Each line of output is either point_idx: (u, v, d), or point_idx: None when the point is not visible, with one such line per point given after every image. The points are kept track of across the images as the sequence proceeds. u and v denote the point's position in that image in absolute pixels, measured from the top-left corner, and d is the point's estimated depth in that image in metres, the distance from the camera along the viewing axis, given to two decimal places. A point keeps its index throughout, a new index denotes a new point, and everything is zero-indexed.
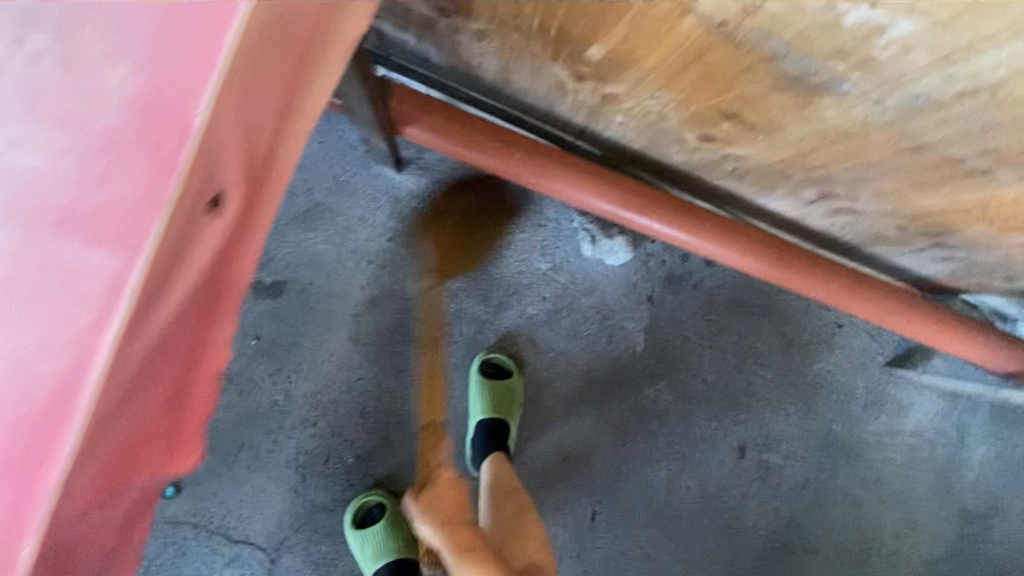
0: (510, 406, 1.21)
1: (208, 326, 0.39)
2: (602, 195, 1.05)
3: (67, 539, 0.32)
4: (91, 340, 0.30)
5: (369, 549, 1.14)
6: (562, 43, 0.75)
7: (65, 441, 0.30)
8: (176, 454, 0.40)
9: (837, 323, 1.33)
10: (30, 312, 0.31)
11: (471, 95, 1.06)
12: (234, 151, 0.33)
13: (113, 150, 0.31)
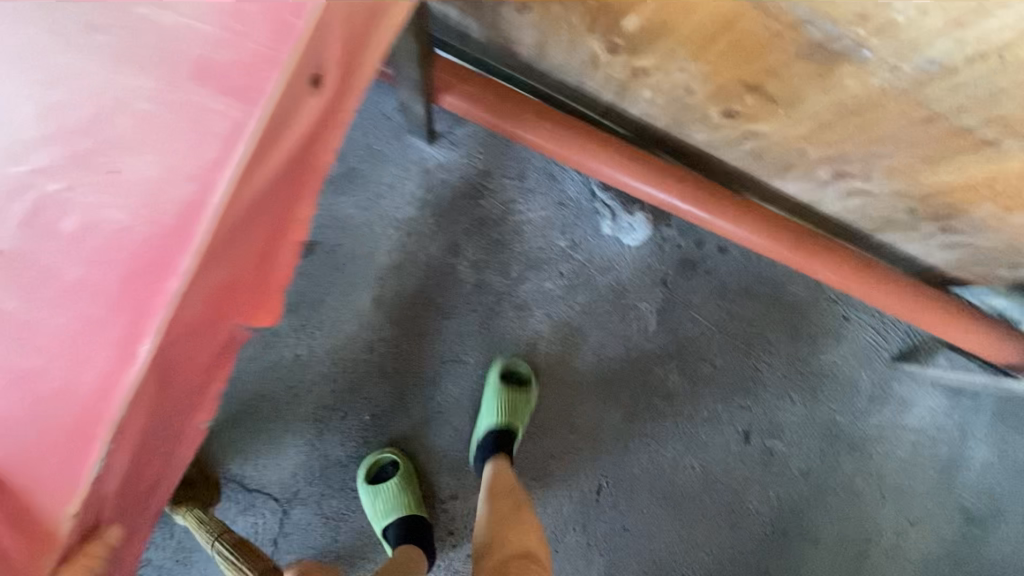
0: (520, 417, 1.23)
1: (296, 199, 0.42)
2: (625, 170, 1.10)
3: (172, 352, 0.38)
4: (212, 175, 0.36)
5: (380, 504, 1.18)
6: (599, 14, 0.80)
7: (184, 258, 0.36)
8: (258, 315, 0.44)
9: (843, 316, 1.37)
10: (158, 147, 0.36)
11: (507, 72, 1.13)
12: (340, 29, 0.37)
13: (241, 11, 0.36)
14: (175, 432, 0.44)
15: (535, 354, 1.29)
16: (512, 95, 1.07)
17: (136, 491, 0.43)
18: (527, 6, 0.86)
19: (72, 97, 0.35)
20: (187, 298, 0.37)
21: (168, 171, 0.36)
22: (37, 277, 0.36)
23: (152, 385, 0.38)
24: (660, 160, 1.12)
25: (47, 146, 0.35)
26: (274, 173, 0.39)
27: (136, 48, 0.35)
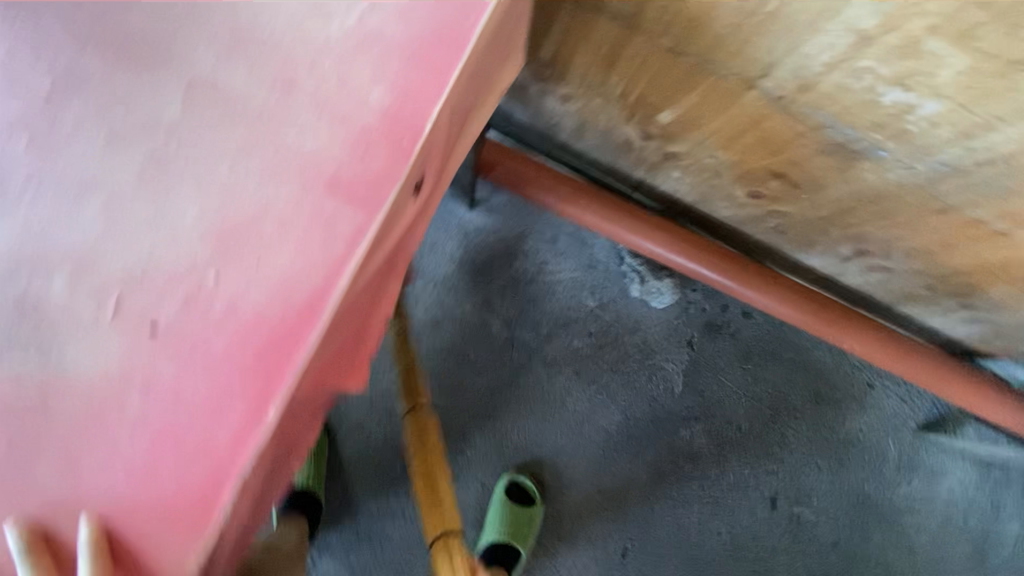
0: (522, 538, 1.22)
1: (389, 278, 0.53)
2: (654, 238, 1.17)
3: (295, 409, 0.46)
4: (338, 264, 0.45)
5: None
6: (636, 108, 0.89)
7: (314, 331, 0.44)
8: (353, 376, 0.53)
9: (868, 383, 1.40)
10: (298, 242, 0.45)
11: (544, 149, 1.24)
12: (437, 149, 0.49)
13: (366, 139, 0.47)
14: (277, 483, 0.51)
15: (563, 411, 1.32)
16: (548, 169, 1.17)
17: (241, 538, 0.49)
18: (570, 97, 0.97)
19: (229, 204, 0.46)
20: (309, 369, 0.45)
21: (302, 264, 0.45)
22: (190, 346, 0.44)
23: (277, 436, 0.45)
24: (685, 230, 1.19)
25: (204, 242, 0.45)
26: (380, 264, 0.48)
27: (279, 165, 0.46)
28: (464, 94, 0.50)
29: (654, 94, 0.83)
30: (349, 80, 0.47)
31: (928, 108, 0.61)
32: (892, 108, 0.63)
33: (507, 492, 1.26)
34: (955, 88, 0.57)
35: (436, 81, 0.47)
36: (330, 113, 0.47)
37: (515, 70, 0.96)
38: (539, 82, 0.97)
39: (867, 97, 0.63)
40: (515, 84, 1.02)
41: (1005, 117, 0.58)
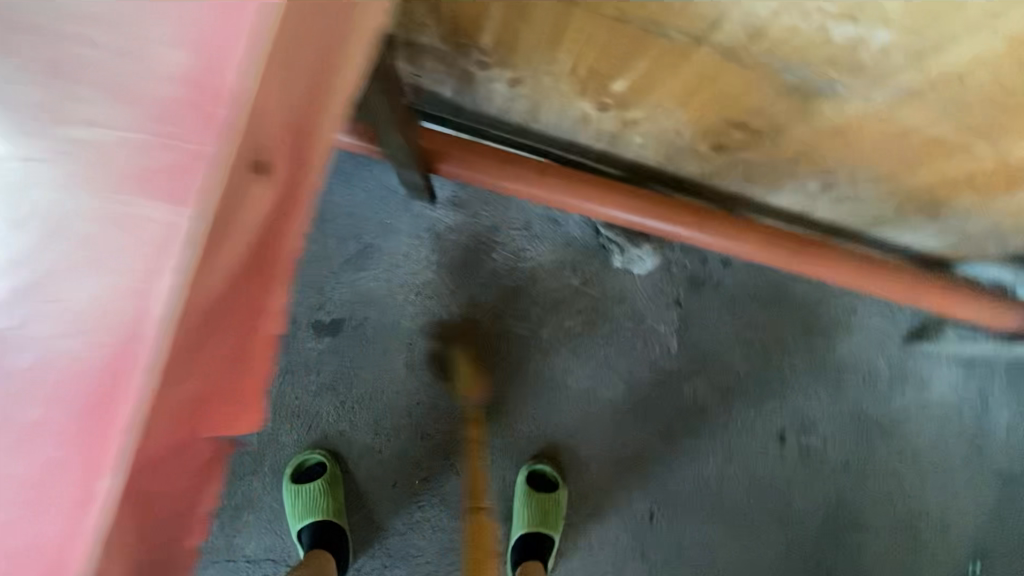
0: (551, 523, 1.24)
1: (263, 293, 0.41)
2: (622, 206, 1.17)
3: (137, 481, 0.35)
4: (145, 285, 0.36)
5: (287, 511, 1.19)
6: (588, 81, 0.88)
7: (132, 377, 0.35)
8: (238, 418, 0.41)
9: (851, 307, 1.44)
10: (99, 271, 0.37)
11: (499, 135, 1.20)
12: (281, 116, 0.37)
13: (165, 117, 0.37)
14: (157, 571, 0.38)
15: (568, 392, 1.33)
16: (502, 154, 1.15)
17: None
18: (518, 81, 0.94)
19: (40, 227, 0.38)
20: (138, 427, 0.35)
21: (110, 290, 0.37)
22: None
23: (129, 512, 0.35)
24: (652, 193, 1.19)
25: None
26: (234, 275, 0.38)
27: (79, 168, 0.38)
28: (304, 31, 0.36)
29: (603, 64, 0.81)
30: (126, 40, 0.38)
31: (879, 39, 0.61)
32: (844, 44, 0.62)
33: (528, 482, 1.27)
34: (903, 15, 0.56)
35: (243, 28, 0.35)
36: (115, 89, 0.38)
37: (458, 63, 0.93)
38: (485, 71, 0.93)
39: (818, 37, 0.63)
40: (460, 76, 0.98)
41: (956, 35, 0.58)
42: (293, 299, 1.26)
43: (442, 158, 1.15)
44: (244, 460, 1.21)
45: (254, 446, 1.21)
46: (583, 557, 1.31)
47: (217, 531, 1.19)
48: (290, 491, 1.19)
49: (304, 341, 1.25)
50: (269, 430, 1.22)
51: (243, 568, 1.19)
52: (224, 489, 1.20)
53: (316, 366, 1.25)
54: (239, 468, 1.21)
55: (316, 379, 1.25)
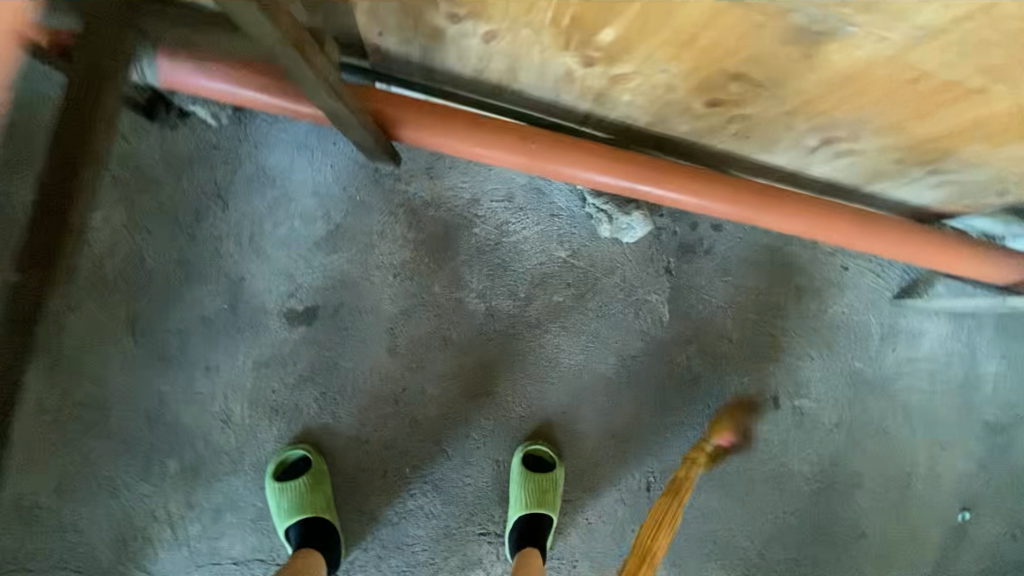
0: (549, 503, 1.21)
1: None
2: (608, 173, 1.10)
3: None
4: None
5: (271, 509, 1.13)
6: (572, 33, 0.79)
7: None
8: None
9: (842, 266, 1.41)
10: None
11: (473, 99, 1.10)
12: None
13: None
14: None
15: (560, 369, 1.28)
16: (478, 122, 1.06)
17: None
18: (494, 35, 0.85)
19: None
20: None
21: None
22: None
23: None
24: (640, 155, 1.11)
25: None
26: None
27: None
28: None
29: (589, 13, 0.73)
30: None
31: None
32: None
33: (525, 463, 1.23)
34: None
35: None
36: None
37: (426, 16, 0.83)
38: (456, 24, 0.84)
39: None
40: (429, 31, 0.88)
41: None
42: (261, 287, 1.17)
43: (412, 129, 1.06)
44: (222, 460, 1.14)
45: (231, 445, 1.14)
46: (583, 534, 1.29)
47: (199, 535, 1.13)
48: (273, 489, 1.12)
49: (277, 332, 1.17)
50: (246, 428, 1.15)
51: (229, 571, 1.13)
52: (203, 492, 1.13)
53: (291, 358, 1.17)
54: (216, 468, 1.14)
55: (293, 371, 1.17)
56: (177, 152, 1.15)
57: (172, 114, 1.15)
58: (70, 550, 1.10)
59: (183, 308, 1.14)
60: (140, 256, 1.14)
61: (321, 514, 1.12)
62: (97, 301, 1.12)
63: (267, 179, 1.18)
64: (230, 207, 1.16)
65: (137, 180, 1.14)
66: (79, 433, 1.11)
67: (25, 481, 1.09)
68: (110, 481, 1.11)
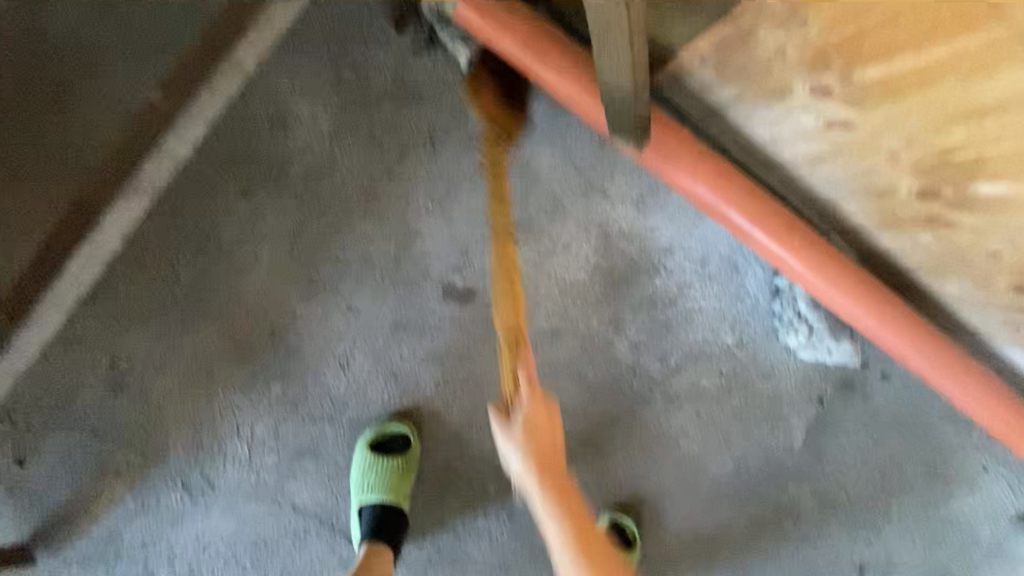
0: None
1: None
2: (846, 293, 0.95)
3: None
4: None
5: (352, 477, 1.06)
6: (949, 167, 0.69)
7: None
8: None
9: (983, 467, 1.29)
10: None
11: (743, 161, 0.96)
12: None
13: None
14: None
15: (674, 451, 1.20)
16: (739, 185, 0.92)
17: None
18: (847, 126, 0.75)
19: None
20: None
21: None
22: None
23: None
24: (880, 285, 0.97)
25: None
26: None
27: None
28: None
29: (1004, 163, 0.63)
30: None
31: None
32: None
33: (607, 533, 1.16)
34: None
35: None
36: None
37: (788, 77, 0.73)
38: (813, 99, 0.74)
39: None
40: (772, 87, 0.78)
41: None
42: (431, 250, 1.09)
43: (667, 163, 0.91)
44: (323, 403, 1.07)
45: (338, 392, 1.07)
46: None
47: (271, 468, 1.06)
48: (363, 458, 1.06)
49: (428, 300, 1.09)
50: (358, 382, 1.08)
51: (285, 516, 1.07)
52: (294, 427, 1.06)
53: (431, 331, 1.09)
54: (315, 409, 1.07)
55: (426, 344, 1.09)
56: (407, 79, 1.06)
57: (420, 35, 1.05)
58: (144, 428, 1.03)
59: (350, 239, 1.06)
60: (331, 169, 1.05)
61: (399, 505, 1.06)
62: (270, 195, 1.04)
63: (483, 144, 1.09)
64: (436, 157, 1.08)
65: (360, 91, 1.05)
66: (198, 317, 1.03)
67: (128, 344, 1.02)
68: (209, 378, 1.04)
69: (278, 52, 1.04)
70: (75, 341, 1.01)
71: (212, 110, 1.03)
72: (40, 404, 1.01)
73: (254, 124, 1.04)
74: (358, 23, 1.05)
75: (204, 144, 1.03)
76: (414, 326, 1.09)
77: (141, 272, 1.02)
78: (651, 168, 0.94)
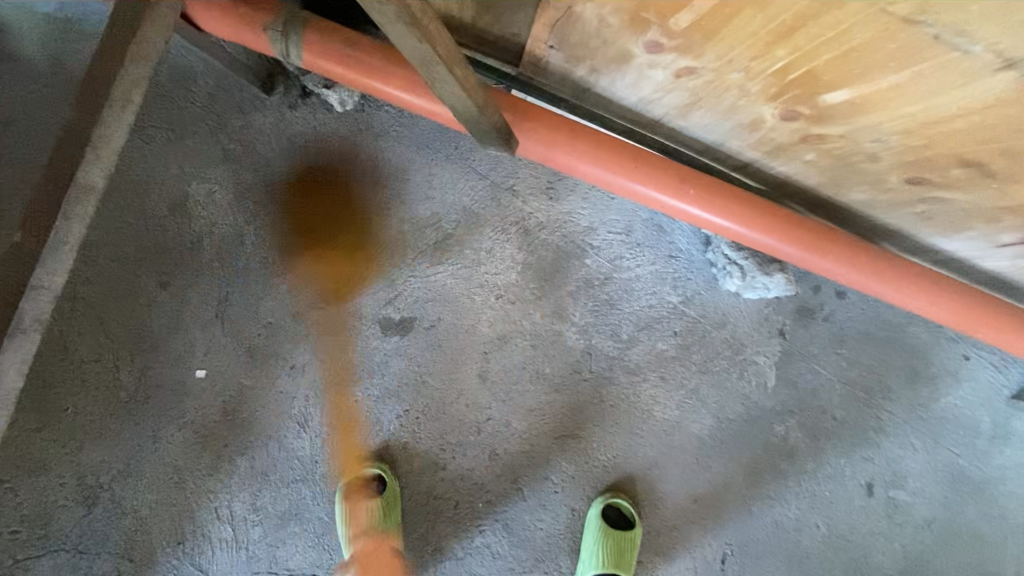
0: (625, 563, 1.13)
1: None
2: (758, 228, 0.95)
3: None
4: None
5: (339, 527, 1.08)
6: (794, 87, 0.69)
7: None
8: None
9: (964, 356, 1.28)
10: None
11: (626, 127, 0.97)
12: None
13: None
14: None
15: (651, 422, 1.20)
16: (626, 154, 0.92)
17: None
18: (692, 73, 0.75)
19: None
20: None
21: None
22: None
23: None
24: (790, 211, 0.97)
25: None
26: None
27: None
28: None
29: (832, 72, 0.63)
30: None
31: None
32: None
33: (603, 515, 1.15)
34: None
35: None
36: None
37: (620, 41, 0.74)
38: (651, 55, 0.75)
39: None
40: (613, 55, 0.79)
41: None
42: (359, 291, 1.10)
43: (547, 151, 0.91)
44: (293, 465, 1.08)
45: (305, 451, 1.09)
46: None
47: (259, 540, 1.07)
48: (344, 507, 1.07)
49: (368, 339, 1.10)
50: (323, 435, 1.09)
51: None
52: (270, 496, 1.08)
53: (380, 369, 1.10)
54: (287, 473, 1.08)
55: (378, 383, 1.10)
56: (291, 135, 1.08)
57: (293, 91, 1.08)
58: (126, 536, 1.04)
59: (278, 301, 1.08)
60: (240, 240, 1.07)
61: (391, 543, 1.07)
62: (191, 280, 1.06)
63: (382, 177, 1.10)
64: (340, 201, 1.09)
65: (249, 158, 1.07)
66: (151, 417, 1.05)
67: (89, 458, 1.04)
68: (177, 471, 1.06)
69: (162, 142, 1.06)
70: (37, 471, 1.02)
71: (113, 216, 1.05)
72: (19, 541, 1.01)
73: (156, 216, 1.06)
74: (231, 95, 1.07)
75: (114, 248, 1.04)
76: (361, 368, 1.10)
77: (83, 387, 1.03)
78: (537, 157, 0.94)
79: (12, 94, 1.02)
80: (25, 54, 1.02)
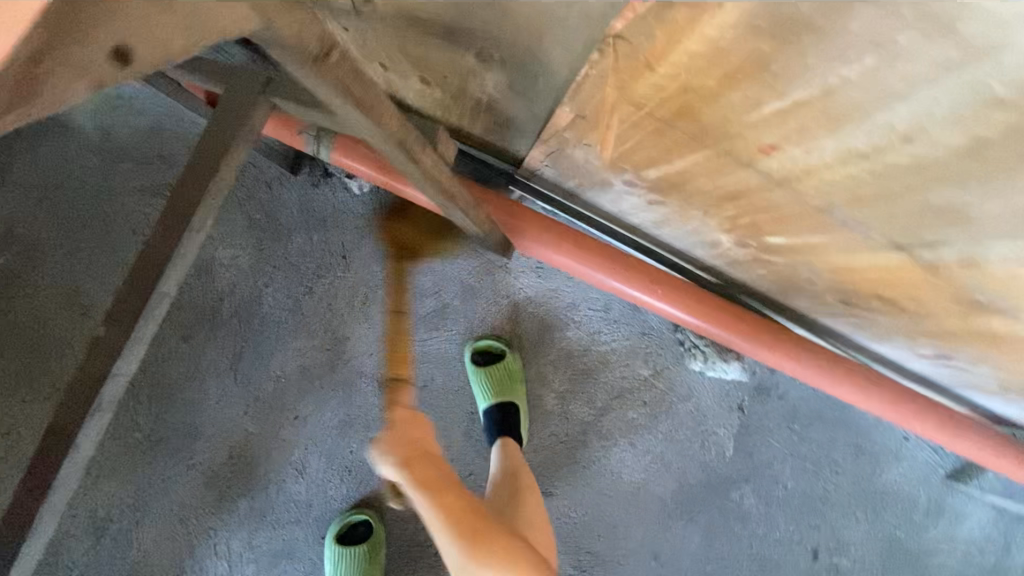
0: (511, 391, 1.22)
1: None
2: (716, 323, 1.09)
3: None
4: None
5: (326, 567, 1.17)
6: (742, 228, 0.83)
7: None
8: None
9: (904, 436, 1.41)
10: None
11: (608, 227, 1.11)
12: None
13: None
14: None
15: (618, 483, 1.31)
16: (605, 253, 1.06)
17: None
18: (661, 203, 0.89)
19: None
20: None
21: None
22: None
23: None
24: (745, 309, 1.11)
25: None
26: None
27: None
28: None
29: (769, 225, 0.78)
30: None
31: None
32: None
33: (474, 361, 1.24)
34: None
35: None
36: None
37: (603, 175, 0.88)
38: (628, 188, 0.89)
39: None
40: (598, 181, 0.93)
41: None
42: (361, 351, 1.21)
43: (537, 247, 1.05)
44: (289, 508, 1.18)
45: (301, 495, 1.19)
46: None
47: None
48: (333, 551, 1.16)
49: (366, 395, 1.21)
50: (318, 482, 1.19)
51: None
52: (266, 535, 1.17)
53: (375, 423, 1.21)
54: (282, 514, 1.18)
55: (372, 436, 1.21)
56: (311, 209, 1.21)
57: (316, 171, 1.21)
58: (131, 566, 1.13)
59: (287, 356, 1.19)
60: (257, 300, 1.19)
61: None
62: (210, 334, 1.17)
63: (390, 250, 1.23)
64: (350, 269, 1.21)
65: (271, 227, 1.20)
66: (162, 458, 1.15)
67: (101, 493, 1.13)
68: (182, 509, 1.15)
69: None
70: None
71: None
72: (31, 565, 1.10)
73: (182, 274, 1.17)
74: (260, 170, 1.20)
75: None
76: (358, 421, 1.21)
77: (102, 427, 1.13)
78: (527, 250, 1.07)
79: (63, 159, 1.14)
80: (79, 124, 1.14)
